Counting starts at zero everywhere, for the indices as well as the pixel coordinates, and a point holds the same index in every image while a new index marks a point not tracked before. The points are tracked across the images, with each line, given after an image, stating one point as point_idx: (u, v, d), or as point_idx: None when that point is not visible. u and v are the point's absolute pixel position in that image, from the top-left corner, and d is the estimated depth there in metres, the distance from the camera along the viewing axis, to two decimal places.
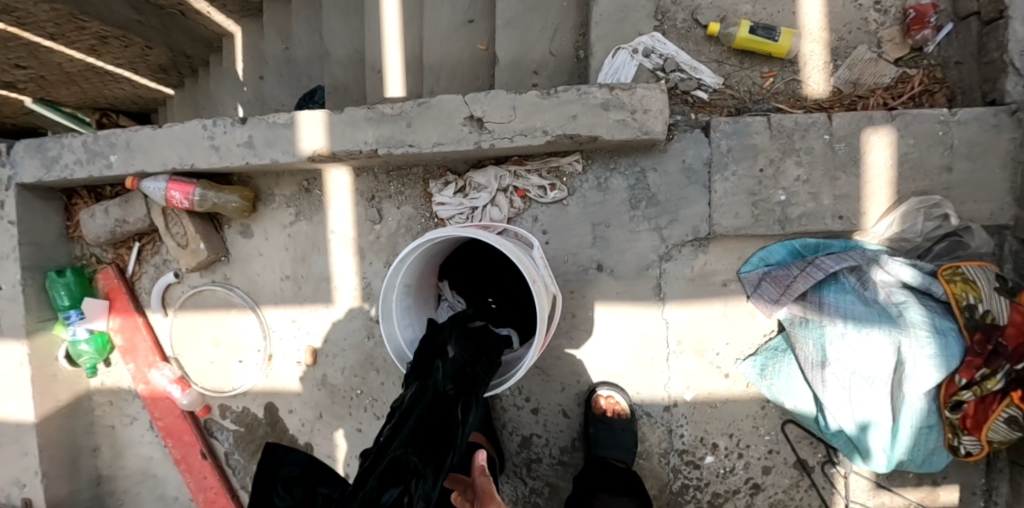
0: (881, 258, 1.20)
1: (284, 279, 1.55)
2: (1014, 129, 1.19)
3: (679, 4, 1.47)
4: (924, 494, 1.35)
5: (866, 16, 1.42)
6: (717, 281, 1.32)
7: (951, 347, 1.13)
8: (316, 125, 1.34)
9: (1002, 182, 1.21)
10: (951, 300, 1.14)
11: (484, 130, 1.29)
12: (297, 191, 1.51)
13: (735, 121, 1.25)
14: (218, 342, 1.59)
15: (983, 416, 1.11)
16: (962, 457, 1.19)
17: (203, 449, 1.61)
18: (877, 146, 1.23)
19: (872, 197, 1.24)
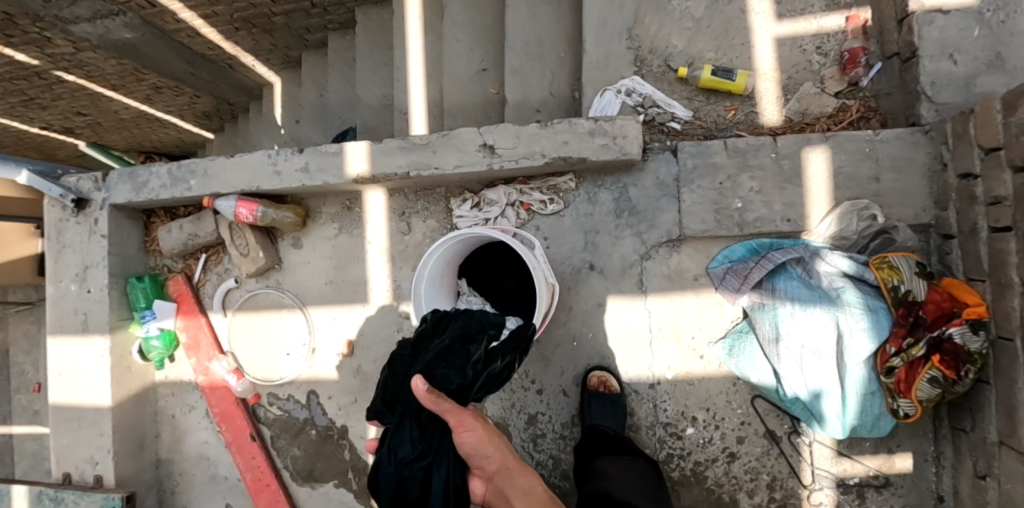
0: (822, 252, 1.45)
1: (327, 283, 1.83)
2: (928, 146, 1.45)
3: (655, 53, 1.79)
4: (881, 461, 1.55)
5: (809, 58, 1.72)
6: (690, 276, 1.58)
7: (881, 321, 1.38)
8: (360, 153, 1.65)
9: (922, 189, 1.47)
10: (881, 283, 1.39)
11: (495, 155, 1.59)
12: (341, 209, 1.82)
13: (698, 144, 1.54)
14: (269, 338, 1.86)
15: (911, 377, 1.33)
16: (902, 419, 1.39)
17: (252, 432, 1.85)
18: (815, 162, 1.50)
19: (814, 205, 1.50)
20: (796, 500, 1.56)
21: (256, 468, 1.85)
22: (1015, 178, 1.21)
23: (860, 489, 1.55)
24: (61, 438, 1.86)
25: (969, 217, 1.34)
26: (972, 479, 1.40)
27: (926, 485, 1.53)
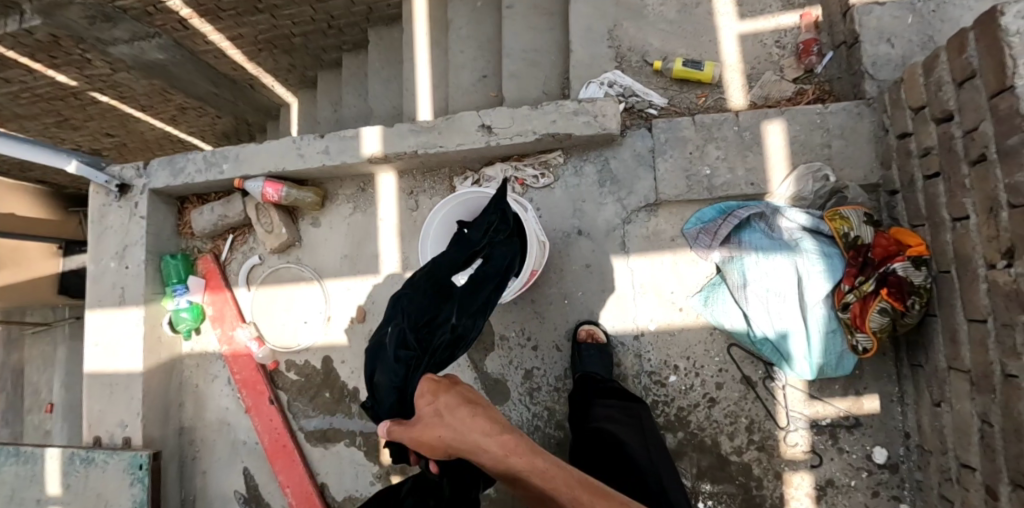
0: (782, 209, 1.63)
1: (342, 258, 2.02)
2: (871, 115, 1.66)
3: (634, 50, 2.03)
4: (851, 403, 1.68)
5: (769, 51, 1.95)
6: (667, 237, 1.76)
7: (836, 265, 1.55)
8: (374, 136, 1.87)
9: (869, 154, 1.66)
10: (835, 232, 1.56)
11: (492, 134, 1.79)
12: (356, 191, 2.02)
13: (669, 121, 1.75)
14: (289, 309, 2.04)
15: (864, 311, 1.48)
16: (862, 354, 1.54)
17: (270, 396, 2.01)
18: (773, 133, 1.71)
19: (775, 169, 1.70)
20: (772, 441, 1.70)
21: (274, 429, 1.99)
22: (936, 129, 1.40)
23: (833, 430, 1.68)
24: (94, 404, 2.02)
25: (907, 171, 1.53)
26: (930, 409, 1.53)
27: (893, 424, 1.65)
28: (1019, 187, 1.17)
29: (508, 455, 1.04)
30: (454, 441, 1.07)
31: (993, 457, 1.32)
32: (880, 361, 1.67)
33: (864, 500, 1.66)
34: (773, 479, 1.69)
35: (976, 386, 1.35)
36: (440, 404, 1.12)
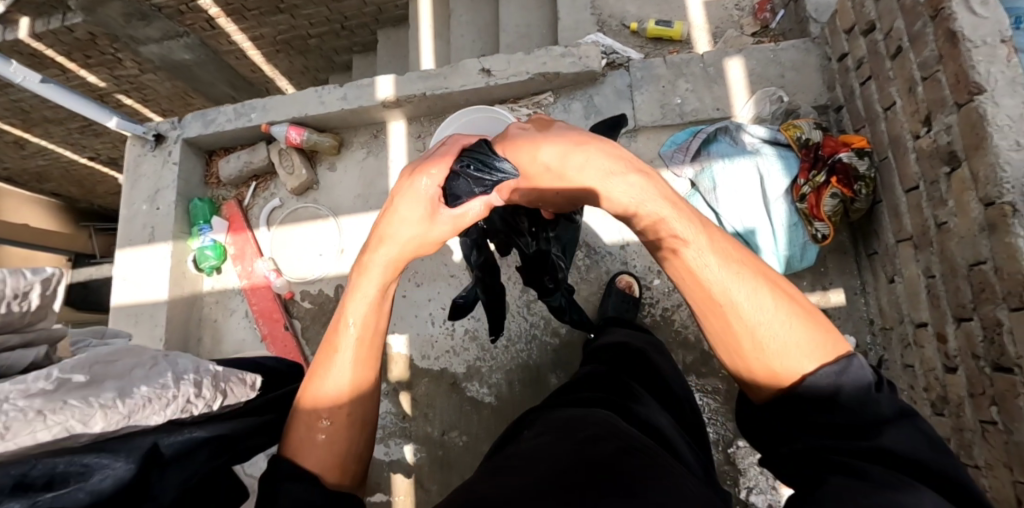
0: (745, 125, 1.88)
1: (356, 197, 2.24)
2: (816, 48, 1.93)
3: (613, 17, 2.33)
4: (819, 297, 1.85)
5: (730, 13, 2.26)
6: (646, 160, 2.00)
7: (792, 166, 1.77)
8: (387, 83, 2.11)
9: (818, 80, 1.92)
10: (790, 139, 1.79)
11: (491, 76, 2.04)
12: (370, 138, 2.27)
13: (644, 61, 2.02)
14: (306, 244, 2.23)
15: (819, 199, 1.70)
16: (821, 242, 1.74)
17: (286, 323, 2.16)
18: (733, 67, 1.97)
19: (737, 97, 1.96)
20: None
21: (288, 354, 2.14)
22: (864, 41, 1.67)
23: None
24: None
25: (847, 85, 1.79)
26: (885, 288, 1.71)
27: (858, 314, 1.83)
28: (927, 62, 1.42)
29: (636, 191, 0.90)
30: (570, 174, 0.98)
31: (937, 306, 1.49)
32: (841, 258, 1.86)
33: None
34: None
35: (917, 249, 1.55)
36: (548, 139, 1.01)
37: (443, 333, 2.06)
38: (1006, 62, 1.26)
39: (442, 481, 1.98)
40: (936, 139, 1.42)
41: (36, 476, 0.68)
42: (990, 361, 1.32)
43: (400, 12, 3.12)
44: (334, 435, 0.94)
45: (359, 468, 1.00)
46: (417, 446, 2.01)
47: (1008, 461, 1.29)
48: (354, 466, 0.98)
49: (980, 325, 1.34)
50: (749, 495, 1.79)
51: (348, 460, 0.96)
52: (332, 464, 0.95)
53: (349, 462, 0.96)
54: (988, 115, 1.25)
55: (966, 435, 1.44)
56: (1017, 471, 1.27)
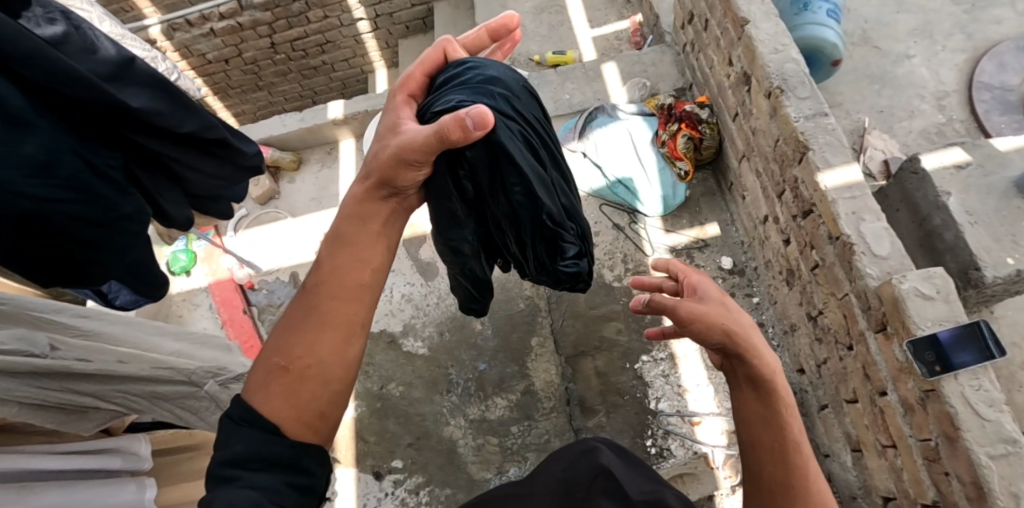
0: (617, 106, 2.28)
1: (311, 200, 2.61)
2: (671, 47, 2.43)
3: (519, 53, 2.82)
4: (697, 231, 2.15)
5: (616, 43, 2.78)
6: None
7: (652, 125, 2.22)
8: (337, 106, 2.57)
9: (674, 68, 2.38)
10: (653, 107, 2.25)
11: None
12: (325, 154, 2.70)
13: (539, 73, 2.50)
14: (268, 242, 2.55)
15: (675, 143, 2.12)
16: (684, 179, 2.14)
17: (244, 307, 2.38)
18: (609, 70, 2.43)
19: (613, 88, 2.40)
20: (644, 266, 2.12)
21: (244, 334, 2.32)
22: (691, 28, 2.18)
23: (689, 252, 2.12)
24: None
25: (690, 65, 2.26)
26: (742, 208, 2.03)
27: (732, 239, 2.11)
28: (720, 21, 1.90)
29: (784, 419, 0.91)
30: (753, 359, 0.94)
31: (768, 196, 1.81)
32: (712, 200, 2.20)
33: None
34: None
35: (749, 161, 1.90)
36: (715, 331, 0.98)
37: (383, 299, 2.32)
38: (761, 3, 1.76)
39: (379, 431, 2.10)
40: (737, 69, 1.84)
41: (75, 19, 0.95)
42: (801, 212, 1.61)
43: (360, 86, 3.74)
44: (290, 384, 0.85)
45: (331, 427, 0.87)
46: (358, 401, 2.16)
47: (830, 288, 1.53)
48: (328, 422, 0.86)
49: (789, 190, 1.65)
50: (658, 404, 1.93)
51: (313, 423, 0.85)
52: (291, 414, 0.83)
53: (315, 420, 0.85)
54: (753, 35, 1.70)
55: (807, 290, 1.67)
56: (836, 292, 1.50)
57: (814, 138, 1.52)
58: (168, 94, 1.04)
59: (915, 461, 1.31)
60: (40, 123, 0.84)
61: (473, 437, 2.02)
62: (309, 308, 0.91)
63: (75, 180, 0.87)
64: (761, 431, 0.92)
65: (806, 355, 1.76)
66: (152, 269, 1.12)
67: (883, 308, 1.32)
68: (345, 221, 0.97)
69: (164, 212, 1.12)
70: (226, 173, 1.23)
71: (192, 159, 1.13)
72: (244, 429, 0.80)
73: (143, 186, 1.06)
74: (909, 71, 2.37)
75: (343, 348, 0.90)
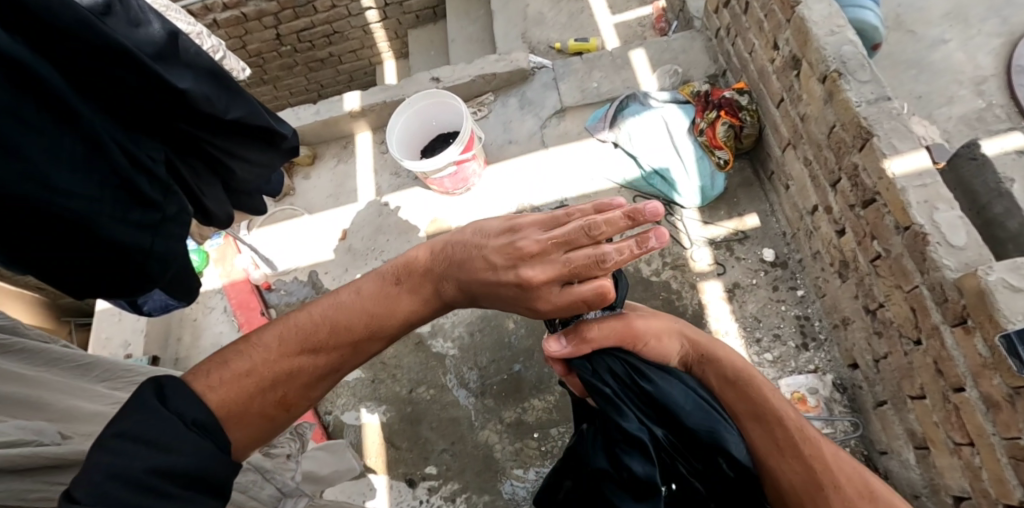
0: (650, 94, 2.20)
1: (328, 197, 2.51)
2: (702, 32, 2.34)
3: (540, 42, 2.72)
4: (736, 222, 2.08)
5: (639, 29, 2.69)
6: (574, 132, 2.31)
7: (688, 112, 2.13)
8: (353, 97, 2.45)
9: (707, 55, 2.30)
10: (687, 95, 2.17)
11: (440, 82, 2.40)
12: (340, 149, 2.59)
13: (565, 62, 2.41)
14: (284, 240, 2.44)
15: (714, 131, 2.03)
16: (725, 168, 2.04)
17: (262, 309, 2.28)
18: (637, 56, 2.34)
19: (643, 75, 2.31)
20: (682, 259, 2.05)
21: None
22: (727, 12, 2.10)
23: (728, 244, 2.05)
24: (101, 331, 2.27)
25: (725, 51, 2.19)
26: (785, 198, 1.97)
27: (772, 230, 2.04)
28: (765, 2, 1.81)
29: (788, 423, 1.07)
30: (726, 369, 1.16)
31: (819, 186, 1.74)
32: (750, 190, 2.12)
33: (767, 293, 1.96)
34: (690, 289, 2.00)
35: (796, 149, 1.83)
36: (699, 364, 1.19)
37: None
38: None
39: (411, 436, 2.03)
40: (785, 53, 1.76)
41: None
42: (861, 202, 1.54)
43: (368, 79, 3.63)
44: (240, 416, 0.84)
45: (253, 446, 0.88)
46: (386, 406, 2.09)
47: (896, 280, 1.46)
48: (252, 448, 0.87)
49: (846, 178, 1.59)
50: None
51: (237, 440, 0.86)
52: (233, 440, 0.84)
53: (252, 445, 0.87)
54: (806, 16, 1.62)
55: (866, 282, 1.61)
56: (903, 284, 1.44)
57: (878, 123, 1.45)
58: (210, 76, 0.95)
59: (998, 461, 1.25)
60: (79, 107, 0.75)
61: (512, 440, 1.95)
62: (304, 341, 0.89)
63: (115, 167, 0.78)
64: (777, 434, 1.07)
65: (861, 350, 1.70)
66: (195, 276, 1.01)
67: (963, 301, 1.24)
68: (412, 267, 0.99)
69: (208, 211, 1.01)
70: (272, 162, 1.12)
71: (238, 150, 1.03)
72: (159, 431, 0.74)
73: (188, 185, 0.95)
74: (944, 56, 2.31)
75: (311, 391, 0.90)
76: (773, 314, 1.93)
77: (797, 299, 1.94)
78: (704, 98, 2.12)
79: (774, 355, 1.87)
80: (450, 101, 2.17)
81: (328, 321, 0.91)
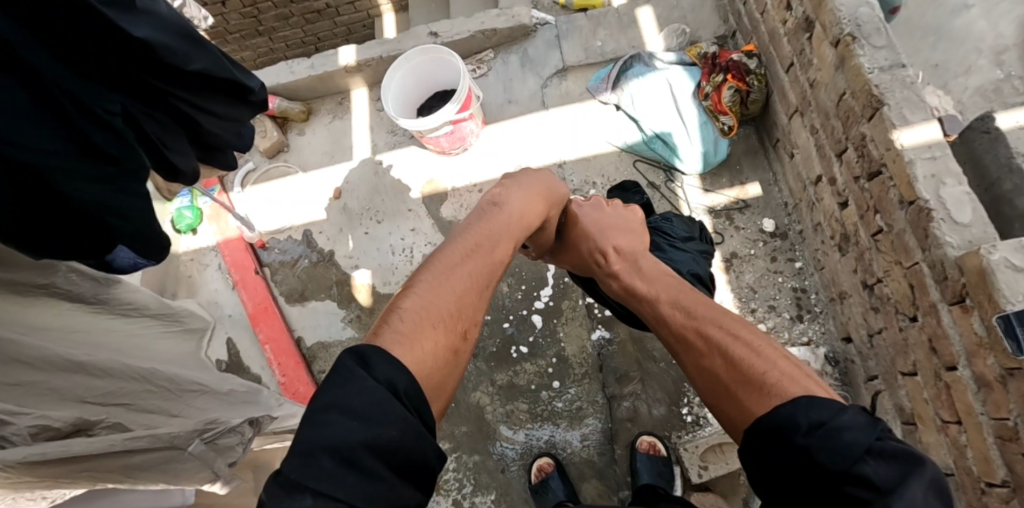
0: (656, 55, 2.11)
1: (322, 154, 2.45)
2: None
3: None
4: (738, 191, 2.03)
5: None
6: (576, 93, 2.24)
7: (694, 75, 2.05)
8: (349, 51, 2.36)
9: (717, 14, 2.19)
10: (694, 57, 2.08)
11: (438, 37, 2.30)
12: (335, 105, 2.51)
13: (569, 17, 2.30)
14: (278, 198, 2.41)
15: (720, 96, 1.96)
16: (729, 134, 1.98)
17: (256, 268, 2.27)
18: (645, 14, 2.23)
19: (650, 35, 2.21)
20: None
21: (258, 296, 2.23)
22: None
23: (728, 214, 2.01)
24: None
25: (736, 10, 2.08)
26: (789, 167, 1.92)
27: (774, 200, 2.00)
28: None
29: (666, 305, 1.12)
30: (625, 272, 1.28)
31: (824, 155, 1.69)
32: (753, 158, 2.07)
33: (765, 264, 1.94)
34: None
35: (803, 116, 1.77)
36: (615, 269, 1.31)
37: (403, 260, 2.21)
38: None
39: None
40: (798, 14, 1.67)
41: None
42: (866, 174, 1.50)
43: (367, 32, 3.51)
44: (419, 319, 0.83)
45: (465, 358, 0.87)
46: None
47: (896, 256, 1.43)
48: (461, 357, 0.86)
49: (852, 148, 1.53)
50: None
51: (443, 390, 0.83)
52: (445, 349, 0.83)
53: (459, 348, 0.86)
54: None
55: (865, 257, 1.58)
56: (903, 260, 1.40)
57: (890, 92, 1.39)
58: (175, 25, 0.89)
59: (985, 439, 1.24)
60: (31, 57, 0.71)
61: (502, 403, 1.97)
62: (458, 256, 0.95)
63: (72, 122, 0.76)
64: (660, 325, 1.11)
65: (856, 323, 1.69)
66: (160, 234, 1.00)
67: (963, 280, 1.22)
68: (495, 198, 1.16)
69: (177, 168, 0.99)
70: (239, 115, 1.08)
71: (205, 103, 0.99)
72: (383, 364, 0.74)
73: (154, 143, 0.92)
74: (967, 22, 2.19)
75: (484, 294, 0.94)
76: (770, 285, 1.91)
77: (794, 271, 1.91)
78: (711, 60, 2.04)
79: (768, 326, 1.86)
80: (447, 57, 2.09)
81: (464, 242, 0.99)
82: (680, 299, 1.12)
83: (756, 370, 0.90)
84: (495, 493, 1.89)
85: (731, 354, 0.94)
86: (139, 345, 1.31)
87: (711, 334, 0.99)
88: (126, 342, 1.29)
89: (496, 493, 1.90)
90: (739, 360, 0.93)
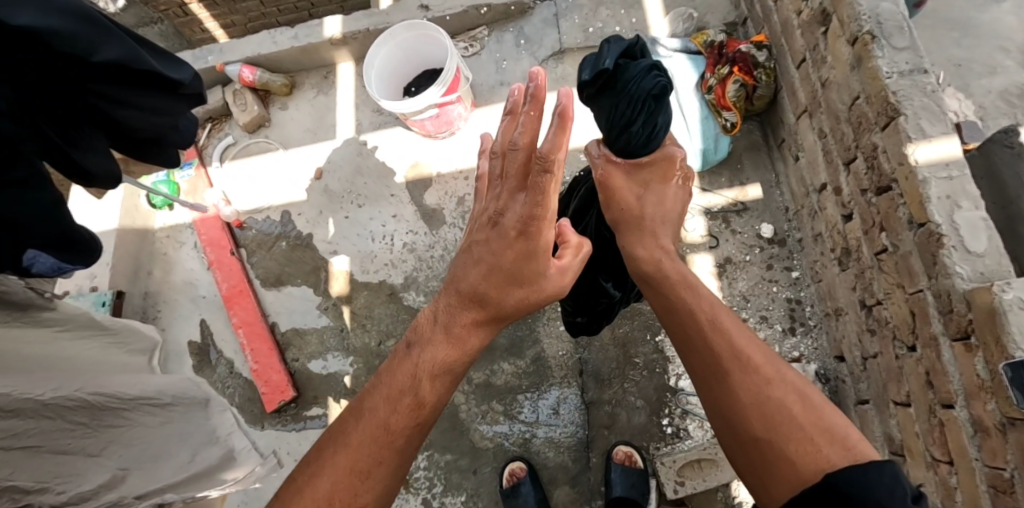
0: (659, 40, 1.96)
1: (305, 131, 2.34)
2: None
3: None
4: (737, 192, 1.91)
5: None
6: (572, 78, 2.10)
7: (698, 65, 1.91)
8: (334, 22, 2.22)
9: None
10: (700, 44, 1.93)
11: (429, 11, 2.15)
12: (320, 79, 2.38)
13: None
14: (257, 175, 2.31)
15: (724, 90, 1.81)
16: (731, 131, 1.85)
17: (231, 248, 2.18)
18: None
19: (654, 18, 2.06)
20: None
21: (232, 278, 2.15)
22: None
23: (725, 216, 1.89)
24: None
25: None
26: (793, 170, 1.79)
27: (774, 203, 1.88)
28: None
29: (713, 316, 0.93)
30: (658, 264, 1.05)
31: (831, 162, 1.56)
32: (756, 156, 1.94)
33: (759, 271, 1.83)
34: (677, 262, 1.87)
35: (812, 117, 1.63)
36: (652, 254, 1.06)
37: (383, 247, 2.12)
38: None
39: None
40: (814, 5, 1.52)
41: None
42: (874, 188, 1.37)
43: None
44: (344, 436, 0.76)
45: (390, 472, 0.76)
46: (355, 358, 2.03)
47: (899, 279, 1.32)
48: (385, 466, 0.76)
49: (862, 158, 1.41)
50: (679, 382, 1.80)
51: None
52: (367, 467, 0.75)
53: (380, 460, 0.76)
54: None
55: (866, 275, 1.47)
56: (906, 285, 1.30)
57: (908, 100, 1.25)
58: (66, 3, 0.78)
59: (976, 485, 1.16)
60: None
61: (477, 402, 1.90)
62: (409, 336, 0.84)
63: None
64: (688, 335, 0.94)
65: (850, 343, 1.59)
66: (80, 232, 0.90)
67: (970, 316, 1.11)
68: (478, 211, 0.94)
69: (86, 171, 0.91)
70: (169, 108, 0.99)
71: (128, 95, 0.90)
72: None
73: (58, 145, 0.84)
74: (995, 18, 2.03)
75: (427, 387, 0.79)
76: (763, 294, 1.81)
77: (790, 280, 1.81)
78: (718, 48, 1.89)
79: (758, 338, 1.77)
80: (434, 34, 1.95)
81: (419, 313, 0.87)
82: (717, 314, 0.94)
83: (826, 428, 0.80)
84: (466, 494, 1.85)
85: (789, 403, 0.83)
86: (90, 354, 1.11)
87: (769, 375, 0.86)
88: (60, 344, 1.04)
89: (467, 495, 1.85)
90: (792, 410, 0.82)
